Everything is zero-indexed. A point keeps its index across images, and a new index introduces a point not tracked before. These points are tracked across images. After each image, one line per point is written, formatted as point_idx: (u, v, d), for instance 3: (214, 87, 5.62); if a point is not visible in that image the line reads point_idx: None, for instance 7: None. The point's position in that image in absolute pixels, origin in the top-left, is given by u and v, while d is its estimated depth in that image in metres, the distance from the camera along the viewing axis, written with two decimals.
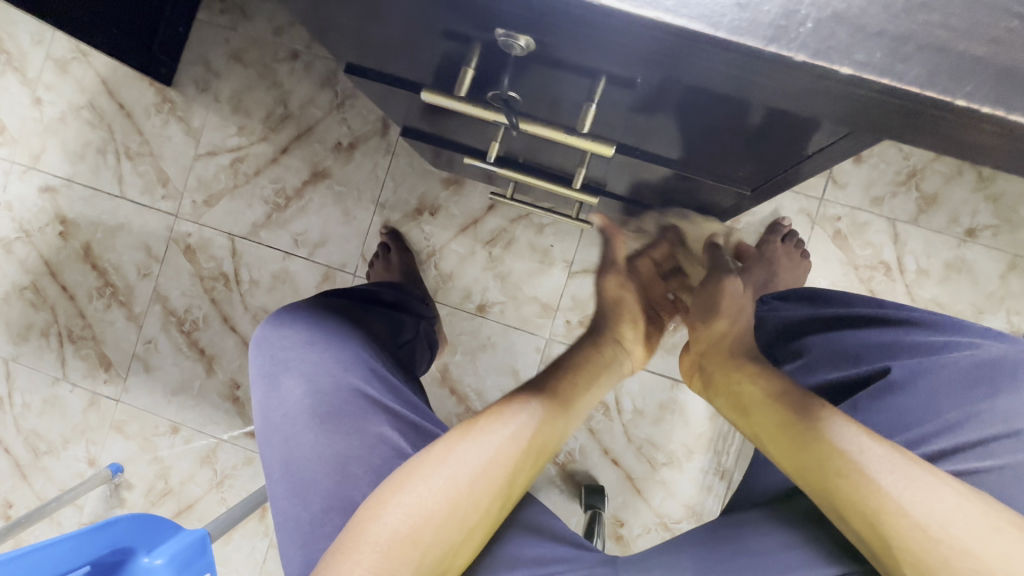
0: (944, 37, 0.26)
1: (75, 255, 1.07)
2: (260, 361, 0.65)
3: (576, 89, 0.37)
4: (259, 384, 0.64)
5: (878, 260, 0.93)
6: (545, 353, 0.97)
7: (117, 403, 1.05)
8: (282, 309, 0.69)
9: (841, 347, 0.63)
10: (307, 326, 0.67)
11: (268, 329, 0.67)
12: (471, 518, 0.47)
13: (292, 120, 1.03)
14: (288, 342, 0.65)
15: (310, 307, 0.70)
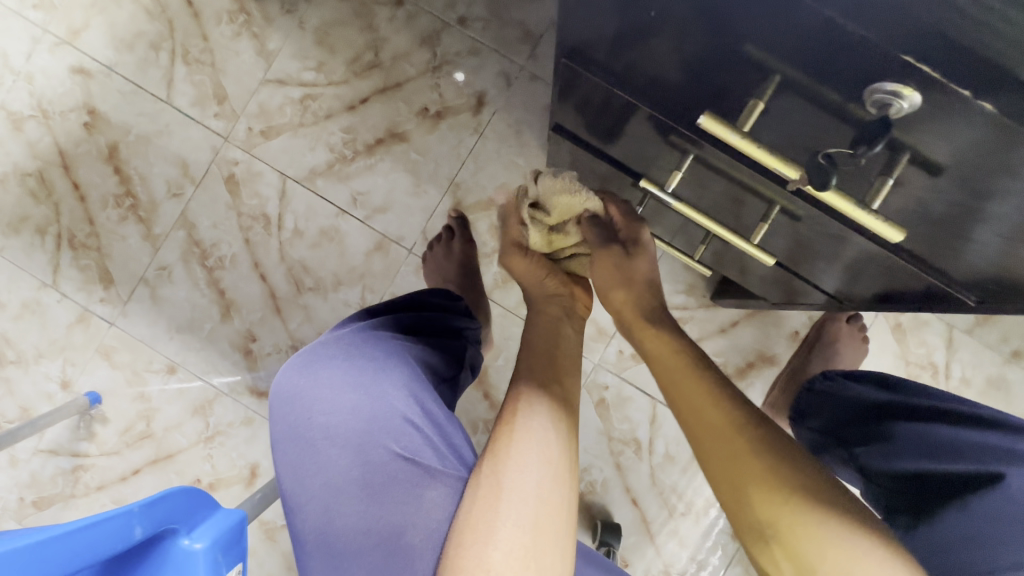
0: None
1: (96, 152, 0.94)
2: (286, 417, 0.52)
3: (876, 162, 0.35)
4: (286, 445, 0.52)
5: (928, 361, 0.94)
6: (589, 378, 0.94)
7: (110, 326, 0.94)
8: (317, 353, 0.55)
9: (933, 439, 0.57)
10: (347, 374, 0.53)
11: (298, 375, 0.54)
12: (562, 446, 0.50)
13: (380, 70, 0.94)
14: (323, 398, 0.52)
15: (348, 344, 0.56)
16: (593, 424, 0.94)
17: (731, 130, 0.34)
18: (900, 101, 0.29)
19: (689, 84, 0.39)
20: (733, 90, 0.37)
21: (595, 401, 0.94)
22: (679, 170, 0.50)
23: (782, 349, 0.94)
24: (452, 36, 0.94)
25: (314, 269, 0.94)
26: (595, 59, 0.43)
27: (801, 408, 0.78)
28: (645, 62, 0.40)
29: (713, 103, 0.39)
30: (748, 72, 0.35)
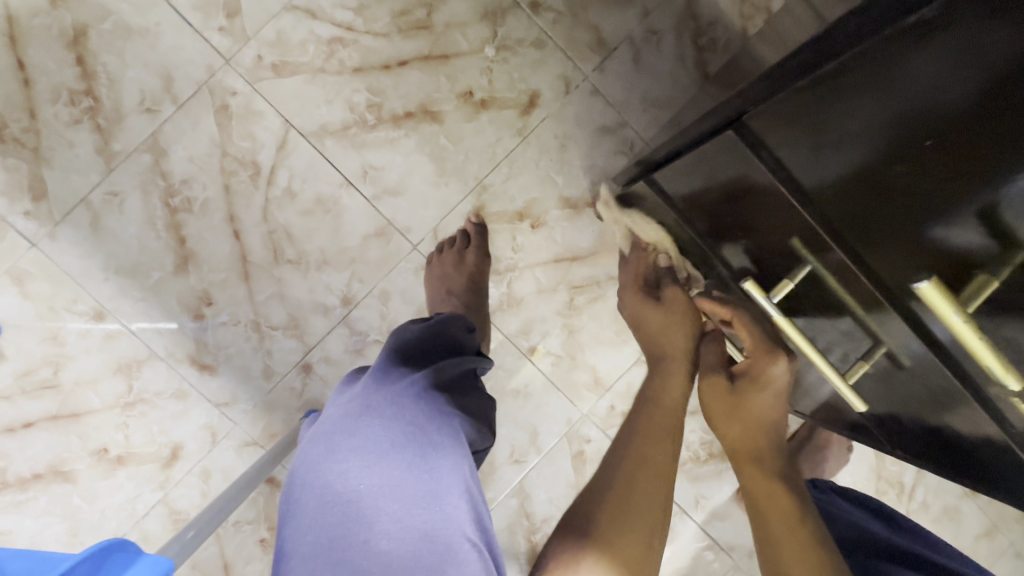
0: None
1: (56, 30, 0.75)
2: (331, 531, 0.41)
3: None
4: (324, 569, 0.40)
5: (897, 479, 0.95)
6: (573, 427, 0.87)
7: (30, 247, 0.76)
8: (369, 439, 0.44)
9: None
10: (411, 475, 0.43)
11: (359, 475, 0.42)
12: None
13: (429, 34, 0.81)
14: (383, 508, 0.41)
15: (411, 428, 0.46)
16: (564, 475, 0.87)
17: (960, 308, 0.30)
18: None
19: (864, 212, 0.40)
20: (935, 243, 0.36)
21: (573, 452, 0.87)
22: (793, 279, 0.49)
23: None
24: (519, 19, 0.82)
25: (299, 239, 0.80)
26: (796, 157, 0.42)
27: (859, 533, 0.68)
28: (840, 166, 0.40)
29: (891, 249, 0.40)
30: (975, 230, 0.34)
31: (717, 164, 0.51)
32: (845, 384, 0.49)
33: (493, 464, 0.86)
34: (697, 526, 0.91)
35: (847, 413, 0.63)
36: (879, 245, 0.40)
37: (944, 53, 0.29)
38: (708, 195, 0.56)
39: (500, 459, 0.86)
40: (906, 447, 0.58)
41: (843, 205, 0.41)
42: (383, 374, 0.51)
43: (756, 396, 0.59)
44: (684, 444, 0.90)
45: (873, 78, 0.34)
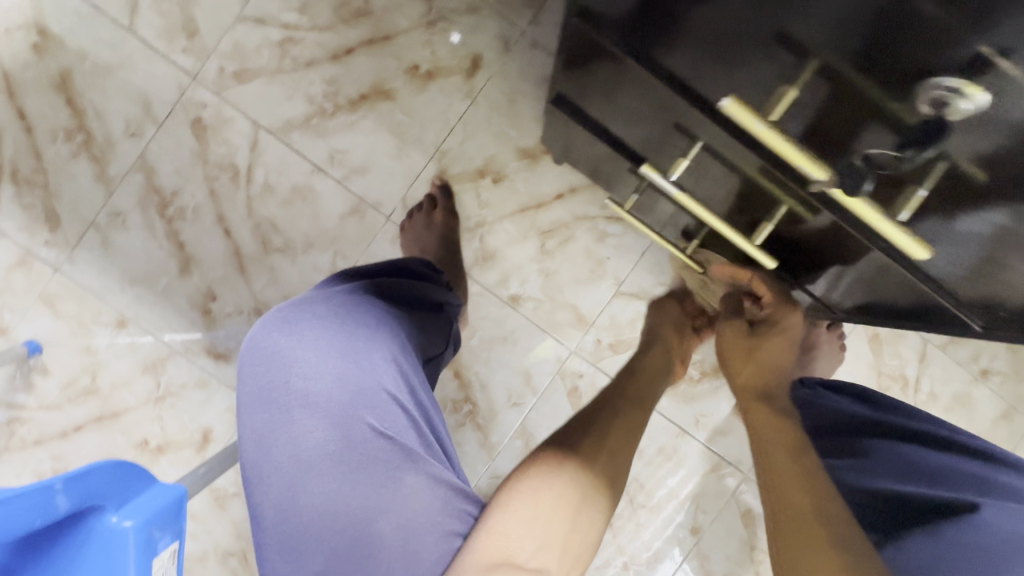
0: None
1: (45, 78, 0.85)
2: (263, 381, 0.50)
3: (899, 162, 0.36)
4: (259, 410, 0.50)
5: (899, 374, 0.95)
6: (564, 364, 0.92)
7: (55, 272, 0.86)
8: (298, 315, 0.53)
9: (908, 461, 0.60)
10: (331, 339, 0.51)
11: (283, 337, 0.51)
12: (572, 496, 0.52)
13: (370, 19, 0.87)
14: (305, 362, 0.50)
15: (337, 308, 0.54)
16: (563, 412, 0.92)
17: (762, 119, 0.37)
18: (963, 100, 0.30)
19: (704, 62, 0.40)
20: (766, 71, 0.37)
21: (568, 388, 0.92)
22: (685, 157, 0.53)
23: None
24: None
25: (283, 228, 0.88)
26: (619, 24, 0.42)
27: (855, 416, 0.68)
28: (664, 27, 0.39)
29: (728, 70, 0.39)
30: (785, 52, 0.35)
31: (588, 70, 0.51)
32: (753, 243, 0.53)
33: (493, 410, 0.91)
34: (701, 445, 0.94)
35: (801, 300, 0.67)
36: (722, 87, 0.41)
37: None
38: (605, 111, 0.57)
39: (499, 404, 0.91)
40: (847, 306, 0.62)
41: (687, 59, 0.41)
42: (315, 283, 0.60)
43: (778, 344, 0.67)
44: None
45: None
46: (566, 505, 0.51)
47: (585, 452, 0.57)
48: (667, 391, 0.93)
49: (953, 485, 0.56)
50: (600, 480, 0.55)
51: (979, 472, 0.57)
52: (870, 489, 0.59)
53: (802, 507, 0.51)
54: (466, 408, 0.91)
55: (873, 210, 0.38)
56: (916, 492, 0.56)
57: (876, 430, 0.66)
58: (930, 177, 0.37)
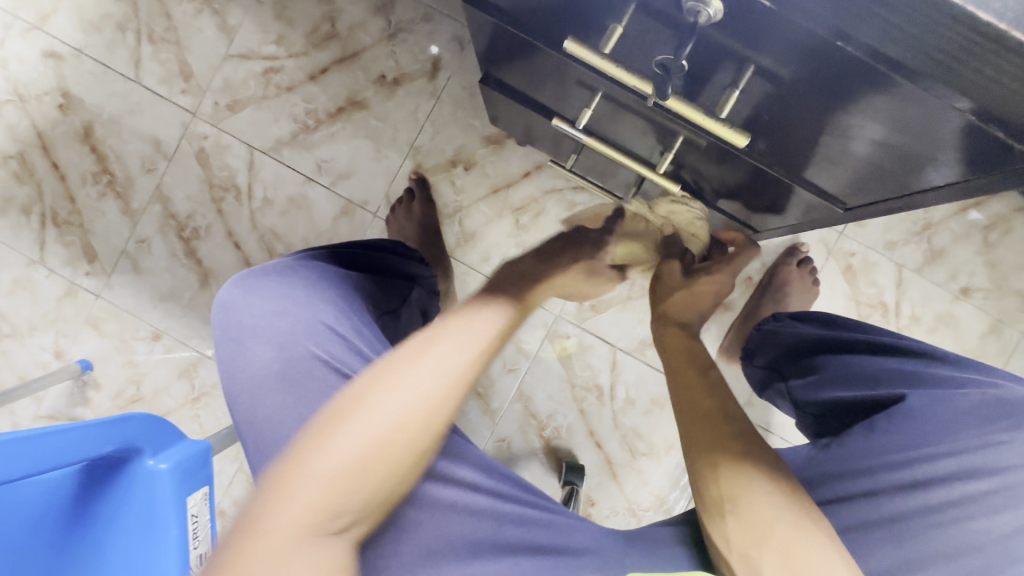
0: None
1: (72, 132, 0.99)
2: (222, 324, 0.59)
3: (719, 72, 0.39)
4: (220, 347, 0.59)
5: (879, 301, 0.98)
6: (551, 328, 0.98)
7: (96, 298, 0.99)
8: (255, 272, 0.63)
9: (852, 369, 0.63)
10: (280, 287, 0.61)
11: (237, 288, 0.61)
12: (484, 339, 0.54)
13: (338, 41, 0.98)
14: (258, 305, 0.59)
15: (286, 266, 0.65)
16: (556, 373, 0.99)
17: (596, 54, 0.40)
18: (706, 8, 0.31)
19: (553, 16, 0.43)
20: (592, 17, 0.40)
21: (557, 350, 0.98)
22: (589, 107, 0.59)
23: (737, 295, 0.98)
24: (405, 2, 0.97)
25: (284, 236, 0.98)
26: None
27: (805, 337, 0.72)
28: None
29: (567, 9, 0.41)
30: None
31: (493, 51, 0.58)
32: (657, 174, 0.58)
33: (490, 378, 0.99)
34: None
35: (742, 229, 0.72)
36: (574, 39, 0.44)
37: None
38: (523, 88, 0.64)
39: (495, 372, 0.99)
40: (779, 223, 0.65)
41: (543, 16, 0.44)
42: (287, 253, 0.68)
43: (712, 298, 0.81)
44: None
45: None
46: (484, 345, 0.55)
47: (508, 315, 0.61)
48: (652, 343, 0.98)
49: (891, 384, 0.60)
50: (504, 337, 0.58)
51: (914, 370, 0.59)
52: (822, 401, 0.64)
53: (705, 411, 0.60)
54: None
55: (692, 109, 0.41)
56: (857, 397, 0.61)
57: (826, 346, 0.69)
58: (739, 77, 0.38)
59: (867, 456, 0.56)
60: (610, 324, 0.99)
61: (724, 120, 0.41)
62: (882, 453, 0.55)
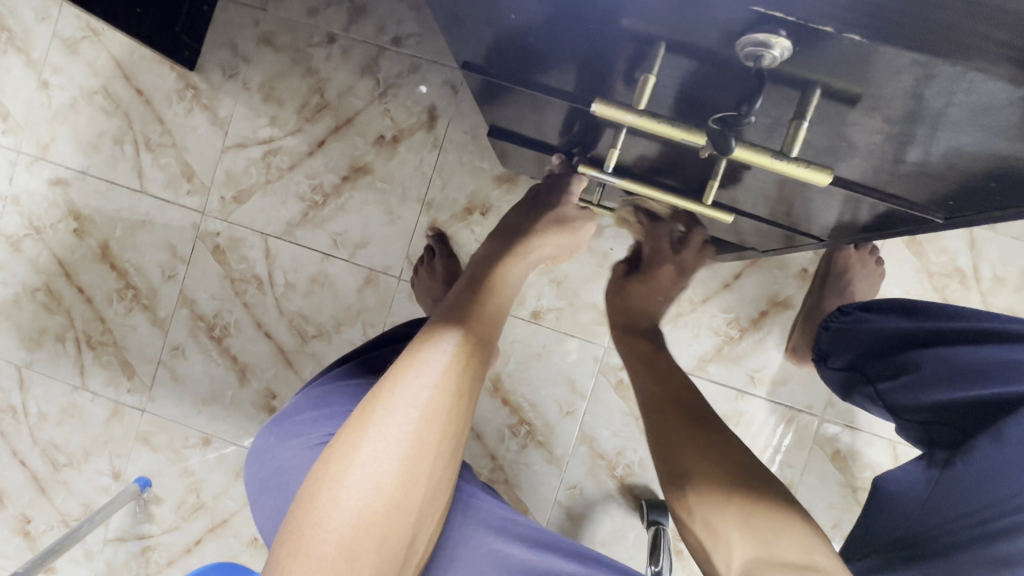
0: None
1: (91, 254, 0.99)
2: (265, 473, 0.59)
3: (778, 106, 0.33)
4: (264, 498, 0.58)
5: (953, 268, 0.89)
6: (602, 361, 0.93)
7: (142, 413, 0.98)
8: (289, 413, 0.63)
9: (955, 365, 0.56)
10: (310, 420, 0.60)
11: (274, 437, 0.62)
12: (433, 391, 0.51)
13: (330, 110, 0.95)
14: (293, 448, 0.58)
15: (314, 399, 0.64)
16: (616, 407, 0.93)
17: (629, 111, 0.34)
18: (771, 50, 0.27)
19: (569, 67, 0.40)
20: (613, 65, 0.37)
21: (613, 383, 0.93)
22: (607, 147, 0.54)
23: (794, 290, 0.91)
24: (390, 57, 0.94)
25: (313, 316, 0.96)
26: (492, 55, 0.44)
27: (890, 333, 0.64)
28: (520, 47, 0.40)
29: (590, 64, 0.38)
30: (617, 46, 0.34)
31: (498, 99, 0.54)
32: (704, 208, 0.51)
33: (549, 425, 0.93)
34: (764, 400, 0.92)
35: (795, 234, 0.66)
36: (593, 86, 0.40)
37: None
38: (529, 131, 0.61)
39: (553, 417, 0.93)
40: (836, 229, 0.59)
41: (557, 68, 0.41)
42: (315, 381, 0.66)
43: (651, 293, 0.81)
44: (711, 332, 0.92)
45: None
46: (442, 391, 0.51)
47: (472, 329, 0.58)
48: (713, 358, 0.92)
49: (1006, 379, 0.53)
50: (461, 375, 0.53)
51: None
52: (929, 406, 0.58)
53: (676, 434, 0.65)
54: (523, 430, 0.94)
55: (760, 152, 0.32)
56: (968, 397, 0.55)
57: (920, 339, 0.61)
58: (805, 105, 0.31)
59: (1002, 474, 0.48)
60: None
61: (799, 159, 0.32)
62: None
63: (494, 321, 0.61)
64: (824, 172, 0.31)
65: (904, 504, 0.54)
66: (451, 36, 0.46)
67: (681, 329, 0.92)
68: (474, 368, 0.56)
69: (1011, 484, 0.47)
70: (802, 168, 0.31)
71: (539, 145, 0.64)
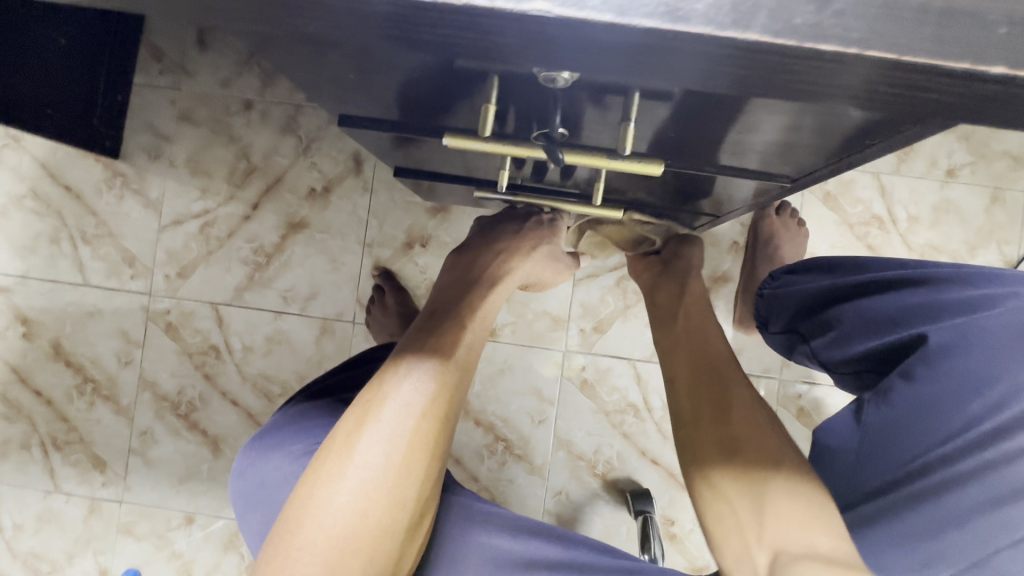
0: (784, 19, 0.25)
1: (43, 355, 0.99)
2: (252, 489, 0.58)
3: (609, 111, 0.37)
4: (252, 515, 0.58)
5: (871, 215, 0.94)
6: (564, 366, 0.95)
7: (120, 504, 0.97)
8: (269, 429, 0.62)
9: (869, 315, 0.58)
10: (293, 434, 0.60)
11: (255, 453, 0.60)
12: (418, 415, 0.49)
13: (258, 173, 0.98)
14: (277, 462, 0.58)
15: (295, 413, 0.63)
16: (585, 407, 0.95)
17: (476, 140, 0.37)
18: (559, 75, 0.32)
19: (426, 101, 0.44)
20: (456, 95, 0.40)
21: (578, 384, 0.95)
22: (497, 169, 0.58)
23: (730, 263, 0.95)
24: (308, 113, 0.97)
25: (276, 375, 0.97)
26: (362, 101, 0.47)
27: (815, 292, 0.64)
28: (380, 91, 0.44)
29: (455, 97, 0.41)
30: (452, 82, 0.38)
31: (388, 142, 0.58)
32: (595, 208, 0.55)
33: (524, 437, 0.95)
34: None
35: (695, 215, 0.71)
36: (449, 112, 0.44)
37: (277, 35, 0.33)
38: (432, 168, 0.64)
39: (527, 429, 0.95)
40: (729, 202, 0.63)
41: (416, 104, 0.45)
42: (288, 401, 0.65)
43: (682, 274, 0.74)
44: None
45: (298, 47, 0.37)
46: (424, 414, 0.50)
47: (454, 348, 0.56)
48: None
49: (910, 323, 0.56)
50: (446, 402, 0.52)
51: (935, 300, 0.56)
52: (856, 358, 0.59)
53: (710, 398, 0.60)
54: (500, 447, 0.95)
55: (597, 158, 0.37)
56: (889, 343, 0.57)
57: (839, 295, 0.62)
58: (629, 108, 0.34)
59: (923, 416, 0.53)
60: (619, 339, 0.95)
61: (630, 155, 0.37)
62: (934, 420, 0.53)
63: (479, 338, 0.59)
64: (655, 164, 0.36)
65: (838, 460, 0.56)
66: (322, 94, 0.50)
67: (633, 320, 0.95)
68: (459, 390, 0.54)
69: (925, 424, 0.53)
70: (633, 164, 0.36)
71: (448, 176, 0.67)
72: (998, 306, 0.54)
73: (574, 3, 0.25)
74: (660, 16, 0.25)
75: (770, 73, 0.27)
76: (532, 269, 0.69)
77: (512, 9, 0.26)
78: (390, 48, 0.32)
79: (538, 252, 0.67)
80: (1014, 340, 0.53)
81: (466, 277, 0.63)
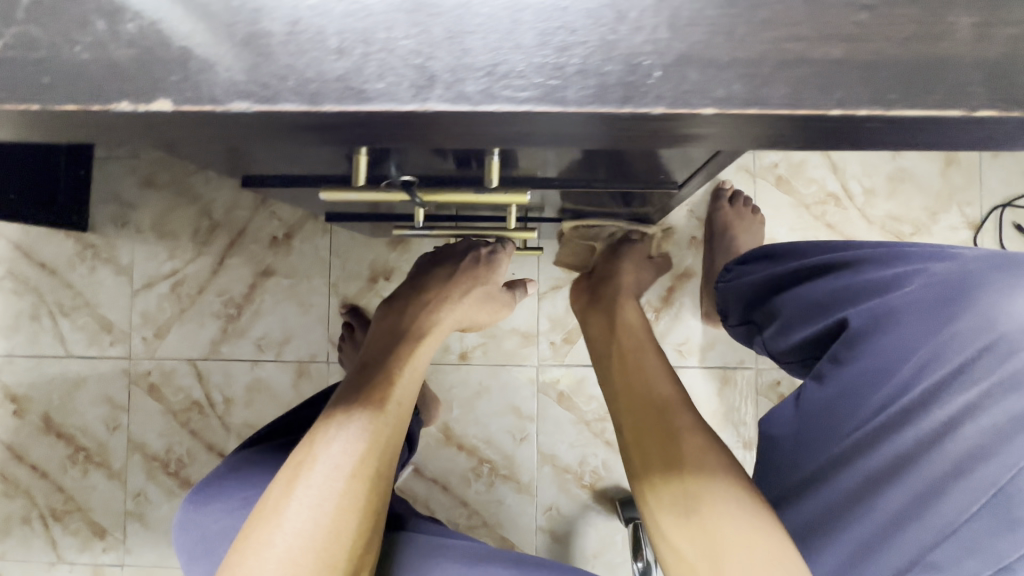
0: (544, 87, 0.24)
1: (35, 430, 1.01)
2: (196, 539, 0.59)
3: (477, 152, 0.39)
4: (195, 565, 0.58)
5: (826, 194, 0.94)
6: (539, 380, 0.95)
7: (122, 568, 0.99)
8: (213, 479, 0.64)
9: (804, 303, 0.58)
10: (238, 481, 0.62)
11: (200, 505, 0.62)
12: (346, 477, 0.51)
13: (221, 228, 1.00)
14: (221, 510, 0.60)
15: (241, 461, 0.66)
16: (565, 420, 0.95)
17: (345, 195, 0.39)
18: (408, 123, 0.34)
19: (313, 166, 0.45)
20: (332, 159, 0.42)
21: (555, 397, 0.95)
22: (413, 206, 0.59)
23: (691, 259, 0.95)
24: None
25: (259, 424, 0.98)
26: (258, 169, 0.49)
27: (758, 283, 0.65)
28: (268, 161, 0.45)
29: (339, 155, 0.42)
30: (319, 152, 0.40)
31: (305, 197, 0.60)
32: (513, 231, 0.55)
33: (508, 456, 0.95)
34: (698, 369, 0.94)
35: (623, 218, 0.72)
36: (335, 173, 0.46)
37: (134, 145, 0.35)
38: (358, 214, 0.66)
39: (510, 447, 0.95)
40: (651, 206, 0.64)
41: (306, 167, 0.46)
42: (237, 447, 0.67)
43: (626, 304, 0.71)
44: None
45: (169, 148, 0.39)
46: (353, 475, 0.51)
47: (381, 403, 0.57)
48: None
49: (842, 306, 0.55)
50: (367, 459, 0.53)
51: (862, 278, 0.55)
52: (799, 347, 0.59)
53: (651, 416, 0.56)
54: (486, 468, 0.95)
55: (465, 194, 0.39)
56: (821, 330, 0.56)
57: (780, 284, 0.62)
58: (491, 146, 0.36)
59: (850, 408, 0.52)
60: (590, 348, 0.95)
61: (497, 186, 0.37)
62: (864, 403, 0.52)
63: (410, 390, 0.60)
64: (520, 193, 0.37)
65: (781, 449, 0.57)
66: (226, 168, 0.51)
67: None
68: (387, 446, 0.55)
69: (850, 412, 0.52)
70: (502, 195, 0.37)
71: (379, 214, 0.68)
72: (913, 278, 0.53)
73: (324, 97, 0.25)
74: (400, 95, 0.25)
75: (471, 126, 0.26)
76: (466, 314, 0.70)
77: (213, 110, 0.25)
78: (233, 142, 0.34)
79: (470, 295, 0.69)
80: (932, 306, 0.51)
81: (397, 326, 0.65)
